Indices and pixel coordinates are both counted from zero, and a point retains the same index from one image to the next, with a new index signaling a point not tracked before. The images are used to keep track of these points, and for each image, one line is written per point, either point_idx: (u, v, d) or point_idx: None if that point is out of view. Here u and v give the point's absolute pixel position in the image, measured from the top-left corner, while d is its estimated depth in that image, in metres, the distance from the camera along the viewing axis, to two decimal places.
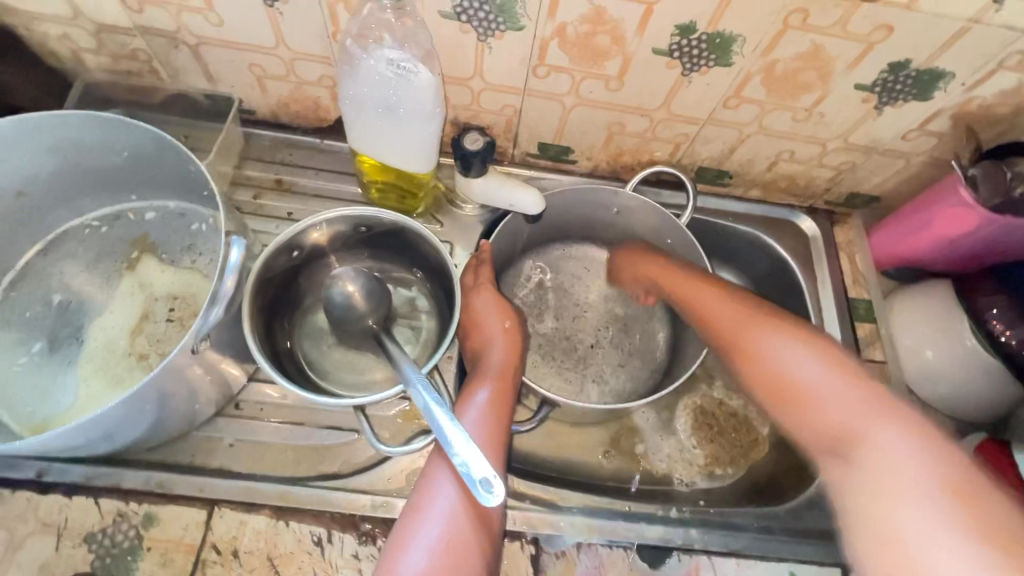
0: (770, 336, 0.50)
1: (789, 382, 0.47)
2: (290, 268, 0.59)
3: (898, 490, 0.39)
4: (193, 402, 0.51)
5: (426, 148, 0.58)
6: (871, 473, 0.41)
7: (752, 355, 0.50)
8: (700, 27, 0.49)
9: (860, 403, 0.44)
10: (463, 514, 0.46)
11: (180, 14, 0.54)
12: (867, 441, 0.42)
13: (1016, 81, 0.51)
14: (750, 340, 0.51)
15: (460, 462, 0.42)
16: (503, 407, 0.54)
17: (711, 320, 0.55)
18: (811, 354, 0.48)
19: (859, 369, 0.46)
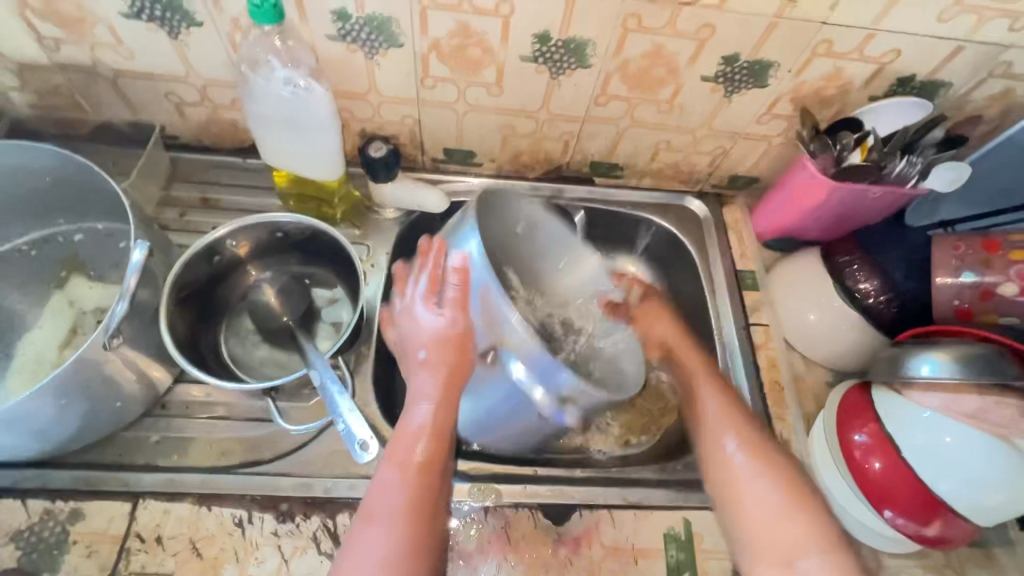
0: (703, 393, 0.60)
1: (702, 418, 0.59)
2: (213, 274, 0.64)
3: (759, 519, 0.50)
4: (115, 399, 0.55)
5: (331, 156, 0.64)
6: (752, 516, 0.51)
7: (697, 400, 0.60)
8: (555, 34, 0.57)
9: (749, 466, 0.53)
10: (399, 527, 0.46)
11: (95, 50, 0.60)
12: (751, 490, 0.52)
13: (832, 66, 0.59)
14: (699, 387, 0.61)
15: (343, 424, 0.54)
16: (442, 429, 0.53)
17: (686, 363, 0.64)
18: (731, 412, 0.58)
19: (766, 446, 0.55)
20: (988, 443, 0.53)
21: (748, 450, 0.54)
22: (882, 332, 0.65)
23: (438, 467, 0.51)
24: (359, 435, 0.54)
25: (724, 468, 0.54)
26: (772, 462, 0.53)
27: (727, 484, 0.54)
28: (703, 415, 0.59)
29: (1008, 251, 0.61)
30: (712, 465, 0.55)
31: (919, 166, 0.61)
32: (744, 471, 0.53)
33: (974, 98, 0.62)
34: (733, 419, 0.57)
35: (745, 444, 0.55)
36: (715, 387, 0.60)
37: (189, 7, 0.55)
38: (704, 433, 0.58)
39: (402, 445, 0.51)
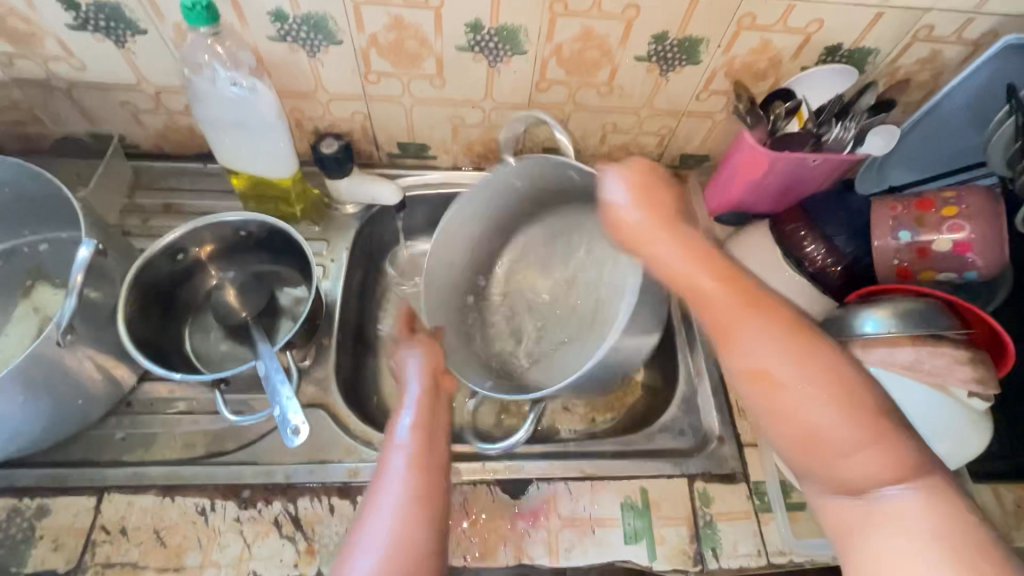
0: (749, 325, 0.44)
1: (735, 349, 0.44)
2: (177, 271, 0.65)
3: (843, 449, 0.41)
4: (78, 397, 0.56)
5: (281, 153, 0.66)
6: (806, 444, 0.42)
7: (728, 324, 0.45)
8: (486, 23, 0.59)
9: (832, 417, 0.41)
10: (409, 493, 0.45)
11: (48, 64, 0.62)
12: (812, 423, 0.41)
13: (759, 39, 0.61)
14: (744, 322, 0.44)
15: (279, 411, 0.52)
16: (433, 405, 0.53)
17: (723, 321, 0.46)
18: (777, 325, 0.44)
19: (833, 365, 0.42)
20: (927, 393, 0.54)
21: (800, 363, 0.42)
22: (830, 297, 0.66)
23: (437, 436, 0.50)
24: (294, 420, 0.52)
25: (775, 396, 0.42)
26: (837, 384, 0.42)
27: (778, 419, 0.42)
28: (736, 341, 0.44)
29: (941, 208, 0.61)
30: (756, 396, 0.43)
31: (853, 132, 0.63)
32: (778, 396, 0.42)
33: (903, 63, 0.64)
34: (764, 325, 0.44)
35: (795, 364, 0.42)
36: (742, 300, 0.45)
37: (131, 16, 0.57)
38: (734, 361, 0.45)
39: (399, 429, 0.50)
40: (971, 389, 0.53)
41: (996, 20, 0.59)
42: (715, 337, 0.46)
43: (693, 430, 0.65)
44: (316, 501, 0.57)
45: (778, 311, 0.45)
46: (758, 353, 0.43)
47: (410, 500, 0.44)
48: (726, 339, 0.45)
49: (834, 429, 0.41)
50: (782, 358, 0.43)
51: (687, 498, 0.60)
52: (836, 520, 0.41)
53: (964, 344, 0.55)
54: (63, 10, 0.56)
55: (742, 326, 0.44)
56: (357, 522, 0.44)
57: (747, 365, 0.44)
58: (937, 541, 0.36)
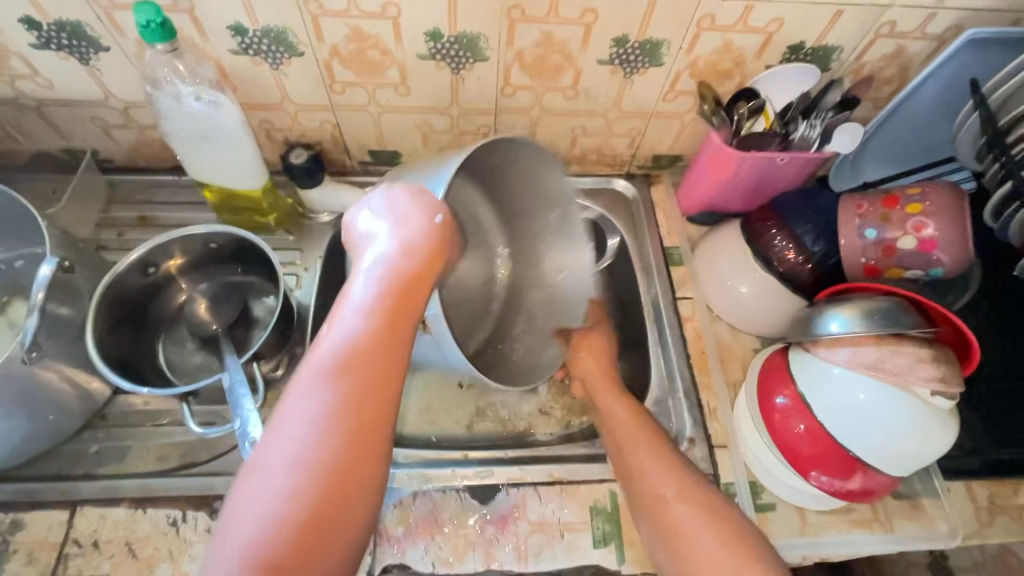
0: (647, 461, 0.55)
1: (634, 479, 0.55)
2: (149, 284, 0.66)
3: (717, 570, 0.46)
4: (49, 412, 0.57)
5: (250, 165, 0.66)
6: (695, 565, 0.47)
7: (631, 459, 0.56)
8: (445, 31, 0.59)
9: (709, 543, 0.47)
10: (330, 438, 0.38)
11: (15, 82, 0.63)
12: (688, 547, 0.48)
13: (720, 39, 0.61)
14: (640, 458, 0.56)
15: (240, 423, 0.53)
16: (387, 339, 0.42)
17: (633, 449, 0.57)
18: (666, 464, 0.54)
19: (710, 497, 0.51)
20: (890, 393, 0.54)
21: (686, 495, 0.52)
22: (801, 295, 0.66)
23: (378, 375, 0.41)
24: (254, 433, 0.52)
25: (664, 521, 0.51)
26: (712, 516, 0.49)
27: (673, 547, 0.49)
28: (639, 472, 0.55)
29: (905, 205, 0.61)
30: (652, 520, 0.52)
31: (819, 129, 0.63)
32: (666, 513, 0.51)
33: (869, 59, 0.64)
34: (663, 468, 0.54)
35: (681, 494, 0.52)
36: (651, 441, 0.57)
37: (93, 34, 0.57)
38: (635, 484, 0.55)
39: (320, 360, 0.41)
40: (934, 388, 0.53)
41: (958, 14, 0.58)
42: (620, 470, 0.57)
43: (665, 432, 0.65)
44: None
45: (670, 452, 0.56)
46: (653, 481, 0.53)
47: (335, 431, 0.38)
48: (629, 468, 0.56)
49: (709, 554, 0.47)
50: (671, 497, 0.52)
51: None
52: None
53: (928, 342, 0.55)
54: (24, 29, 0.57)
55: (640, 462, 0.55)
56: (260, 453, 0.38)
57: (642, 494, 0.54)
58: None
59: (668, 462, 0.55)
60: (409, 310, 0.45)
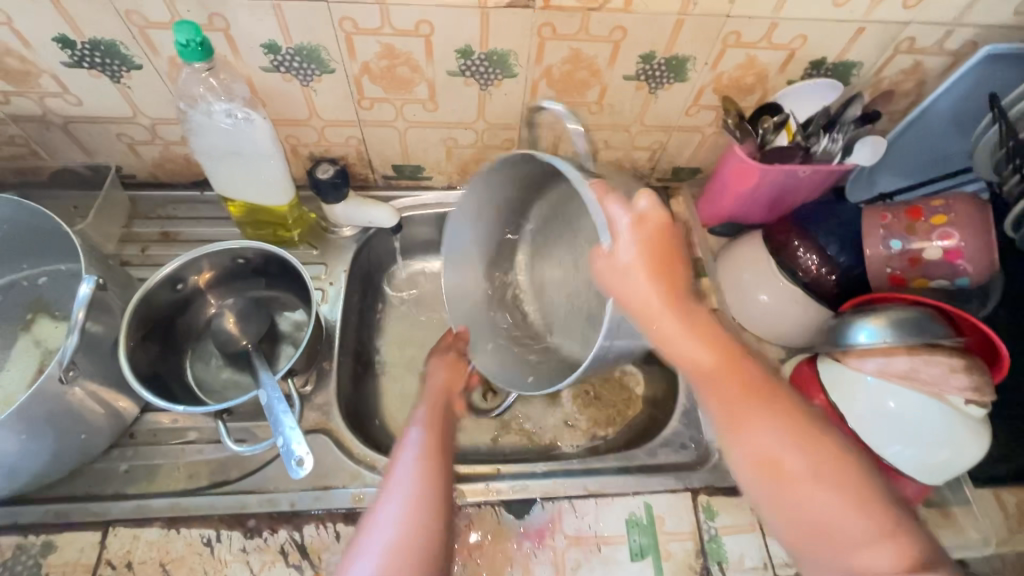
0: (750, 410, 0.45)
1: (739, 441, 0.45)
2: (177, 300, 0.65)
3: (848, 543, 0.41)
4: (81, 430, 0.56)
5: (278, 182, 0.66)
6: (812, 535, 0.42)
7: (729, 404, 0.46)
8: (476, 48, 0.60)
9: (832, 511, 0.42)
10: (409, 539, 0.46)
11: (44, 100, 0.63)
12: (814, 510, 0.42)
13: (744, 55, 0.62)
14: (741, 410, 0.45)
15: (283, 441, 0.53)
16: (441, 462, 0.54)
17: (721, 383, 0.46)
18: (767, 404, 0.45)
19: (823, 443, 0.44)
20: (929, 403, 0.54)
21: (810, 456, 0.43)
22: (825, 305, 0.67)
23: (442, 485, 0.51)
24: (298, 451, 0.52)
25: (782, 490, 0.43)
26: (827, 464, 0.43)
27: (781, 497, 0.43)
28: (735, 418, 0.45)
29: (930, 217, 0.62)
30: (766, 486, 0.44)
31: (841, 143, 0.64)
32: (786, 489, 0.43)
33: (887, 74, 0.65)
34: (769, 415, 0.45)
35: (797, 451, 0.44)
36: (744, 390, 0.46)
37: (127, 52, 0.58)
38: (737, 440, 0.45)
39: (396, 477, 0.51)
40: (967, 397, 0.54)
41: (975, 31, 0.60)
42: (715, 416, 0.46)
43: (693, 443, 0.66)
44: (321, 528, 0.57)
45: (753, 371, 0.47)
46: (758, 436, 0.44)
47: (399, 547, 0.46)
48: (735, 422, 0.45)
49: (839, 530, 0.42)
50: (794, 449, 0.44)
51: (691, 512, 0.61)
52: None
53: (959, 351, 0.55)
54: (58, 48, 0.57)
55: (746, 419, 0.45)
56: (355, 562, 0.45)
57: (756, 460, 0.44)
58: None
59: (765, 406, 0.45)
60: (443, 449, 0.55)
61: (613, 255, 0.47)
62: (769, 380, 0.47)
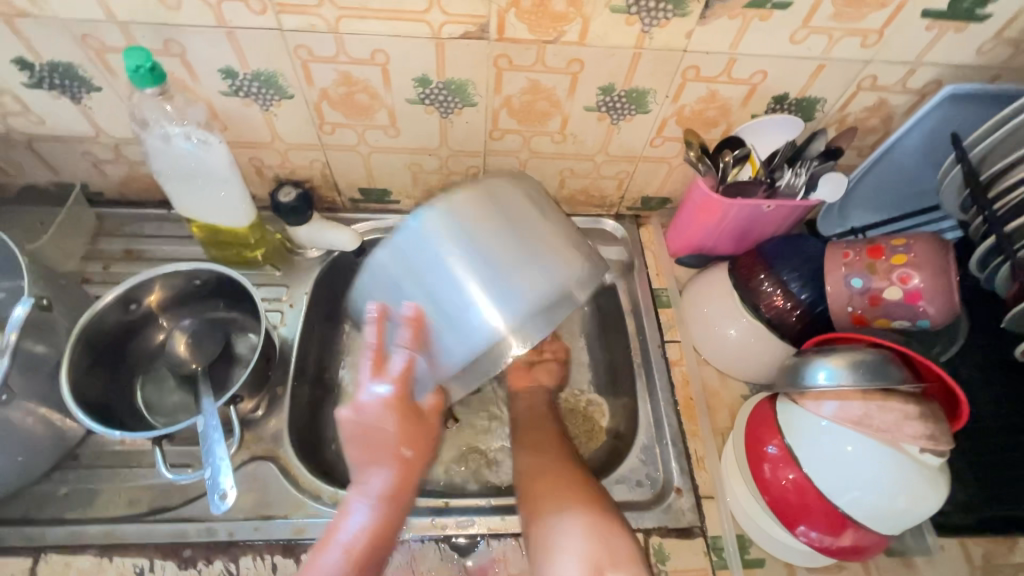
0: (545, 486, 0.56)
1: (526, 501, 0.56)
2: (131, 322, 0.65)
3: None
4: (18, 453, 0.55)
5: (237, 203, 0.66)
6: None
7: (529, 481, 0.57)
8: (433, 78, 0.60)
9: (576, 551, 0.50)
10: None
11: (6, 118, 0.63)
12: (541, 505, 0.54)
13: (705, 89, 0.62)
14: (535, 479, 0.57)
15: (211, 473, 0.51)
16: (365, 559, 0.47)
17: (538, 459, 0.60)
18: (565, 466, 0.58)
19: (593, 492, 0.55)
20: (881, 449, 0.53)
21: (571, 499, 0.54)
22: (788, 342, 0.66)
23: None
24: (224, 484, 0.51)
25: (545, 534, 0.52)
26: (584, 503, 0.54)
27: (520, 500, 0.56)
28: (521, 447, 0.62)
29: (890, 256, 0.61)
30: (530, 537, 0.54)
31: (804, 178, 0.63)
32: (550, 535, 0.52)
33: (851, 110, 0.65)
34: (553, 475, 0.57)
35: (552, 496, 0.55)
36: (549, 454, 0.60)
37: (86, 74, 0.58)
38: (525, 501, 0.56)
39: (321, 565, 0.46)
40: (922, 445, 0.52)
41: (938, 70, 0.59)
42: (519, 489, 0.58)
43: (647, 482, 0.64)
44: (259, 561, 0.56)
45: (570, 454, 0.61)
46: (544, 502, 0.55)
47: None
48: (529, 488, 0.57)
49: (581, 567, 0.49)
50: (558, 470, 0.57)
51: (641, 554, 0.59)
52: None
53: (915, 396, 0.54)
54: (17, 69, 0.57)
55: (538, 485, 0.56)
56: None
57: (532, 520, 0.54)
58: None
59: (551, 474, 0.57)
60: (382, 544, 0.48)
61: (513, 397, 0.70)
62: (581, 463, 0.59)
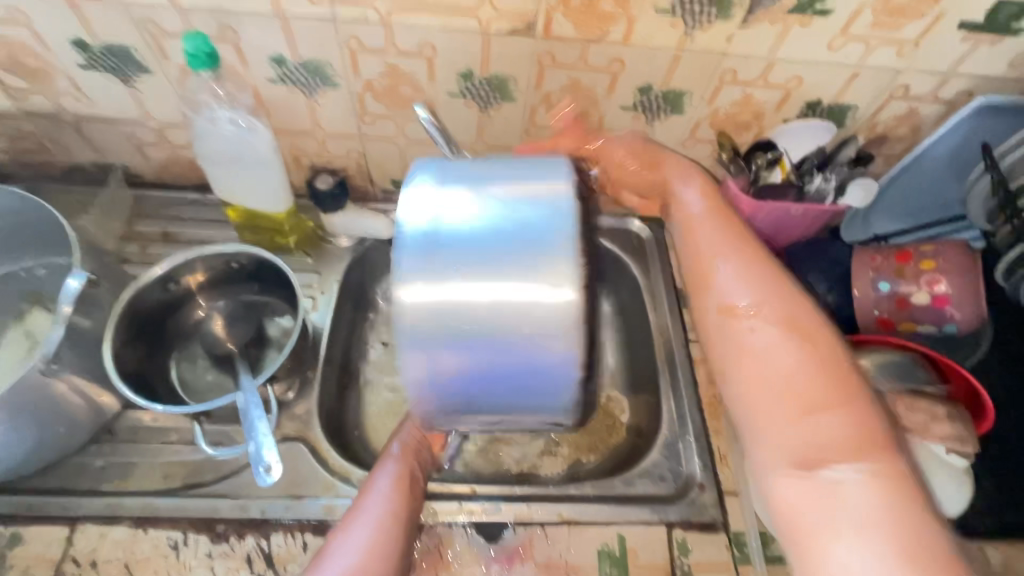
0: (722, 267, 0.52)
1: (709, 302, 0.51)
2: (169, 301, 0.67)
3: (806, 410, 0.44)
4: (59, 424, 0.56)
5: (275, 188, 0.68)
6: (760, 390, 0.46)
7: (700, 276, 0.52)
8: (477, 72, 0.61)
9: (781, 365, 0.46)
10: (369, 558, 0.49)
11: (58, 98, 0.65)
12: (773, 375, 0.46)
13: (740, 93, 0.63)
14: (711, 266, 0.52)
15: (255, 447, 0.52)
16: (409, 495, 0.54)
17: (698, 260, 0.53)
18: (749, 258, 0.52)
19: (807, 323, 0.48)
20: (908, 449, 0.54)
21: (774, 313, 0.48)
22: None
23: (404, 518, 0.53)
24: (267, 458, 0.52)
25: (738, 337, 0.49)
26: (798, 327, 0.47)
27: (712, 353, 0.51)
28: (711, 282, 0.52)
29: (919, 262, 0.62)
30: (721, 334, 0.50)
31: (834, 183, 0.65)
32: (756, 363, 0.47)
33: (882, 118, 0.66)
34: (742, 265, 0.51)
35: (761, 303, 0.49)
36: (748, 259, 0.52)
37: (140, 58, 0.60)
38: (703, 291, 0.52)
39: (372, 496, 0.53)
40: (949, 446, 0.53)
41: (970, 81, 0.61)
42: (688, 274, 0.54)
43: (672, 476, 0.65)
44: (290, 538, 0.57)
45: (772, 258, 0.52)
46: (727, 291, 0.51)
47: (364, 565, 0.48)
48: (698, 279, 0.53)
49: (795, 388, 0.45)
50: (796, 357, 0.46)
51: (665, 547, 0.59)
52: (771, 453, 0.45)
53: (942, 399, 0.55)
54: (74, 50, 0.59)
55: (714, 282, 0.51)
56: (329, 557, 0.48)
57: (720, 315, 0.50)
58: (889, 550, 0.37)
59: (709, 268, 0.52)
60: (418, 479, 0.56)
61: (686, 204, 0.57)
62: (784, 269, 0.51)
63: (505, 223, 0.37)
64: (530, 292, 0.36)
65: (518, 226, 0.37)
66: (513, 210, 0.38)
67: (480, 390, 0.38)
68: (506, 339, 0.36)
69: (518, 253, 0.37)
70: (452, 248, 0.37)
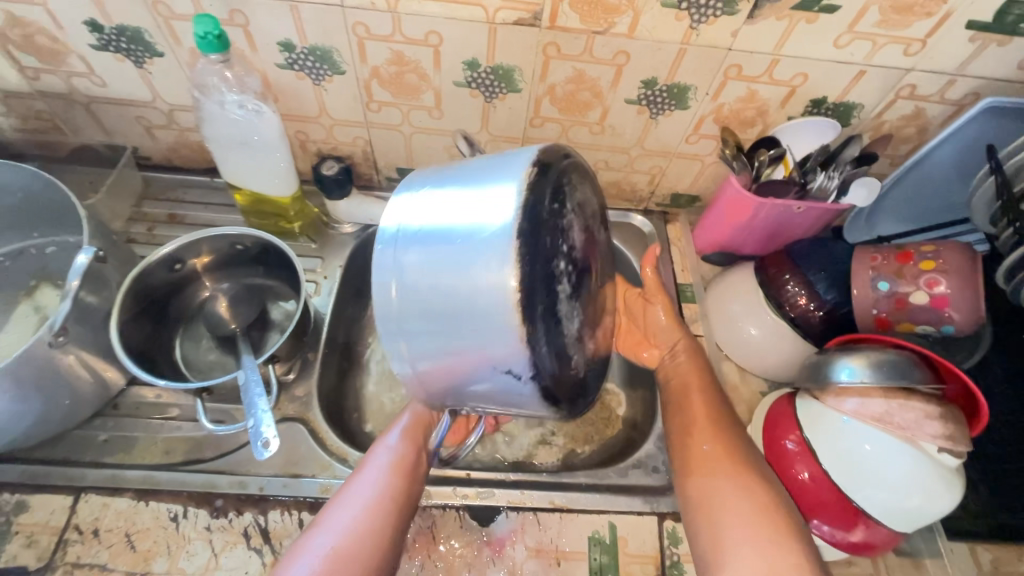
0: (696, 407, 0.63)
1: (686, 431, 0.61)
2: (175, 281, 0.68)
3: (752, 533, 0.50)
4: (65, 397, 0.58)
5: (281, 173, 0.69)
6: (720, 512, 0.53)
7: (678, 405, 0.64)
8: (482, 61, 0.61)
9: (735, 491, 0.54)
10: (361, 532, 0.50)
11: (70, 79, 0.66)
12: (715, 498, 0.54)
13: (745, 88, 0.63)
14: (689, 409, 0.63)
15: (253, 422, 0.53)
16: (408, 471, 0.55)
17: (685, 389, 0.65)
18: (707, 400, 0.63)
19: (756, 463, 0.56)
20: (902, 448, 0.54)
21: (723, 447, 0.58)
22: (811, 341, 0.67)
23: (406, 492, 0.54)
24: (266, 433, 0.53)
25: (700, 467, 0.57)
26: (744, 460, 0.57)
27: (692, 478, 0.57)
28: (683, 409, 0.63)
29: (919, 262, 0.62)
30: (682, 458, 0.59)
31: (837, 182, 0.64)
32: (720, 495, 0.54)
33: (887, 118, 0.66)
34: (708, 407, 0.62)
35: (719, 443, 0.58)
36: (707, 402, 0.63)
37: (151, 40, 0.61)
38: (679, 428, 0.62)
39: (369, 473, 0.54)
40: (941, 445, 0.53)
41: (977, 82, 0.60)
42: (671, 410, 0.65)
43: (665, 468, 0.65)
44: (286, 514, 0.58)
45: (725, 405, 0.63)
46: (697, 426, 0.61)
47: (352, 541, 0.49)
48: (675, 408, 0.64)
49: (748, 516, 0.51)
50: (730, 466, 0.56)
51: (655, 536, 0.60)
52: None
53: (936, 399, 0.55)
54: (87, 31, 0.60)
55: (688, 419, 0.62)
56: (320, 528, 0.50)
57: (692, 446, 0.59)
58: None
59: (680, 409, 0.64)
60: (416, 465, 0.56)
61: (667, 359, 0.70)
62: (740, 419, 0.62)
63: (459, 221, 0.38)
64: (479, 287, 0.36)
65: (473, 222, 0.38)
66: (474, 208, 0.38)
67: (471, 374, 0.39)
68: (472, 321, 0.37)
69: (466, 249, 0.37)
70: (412, 245, 0.39)
